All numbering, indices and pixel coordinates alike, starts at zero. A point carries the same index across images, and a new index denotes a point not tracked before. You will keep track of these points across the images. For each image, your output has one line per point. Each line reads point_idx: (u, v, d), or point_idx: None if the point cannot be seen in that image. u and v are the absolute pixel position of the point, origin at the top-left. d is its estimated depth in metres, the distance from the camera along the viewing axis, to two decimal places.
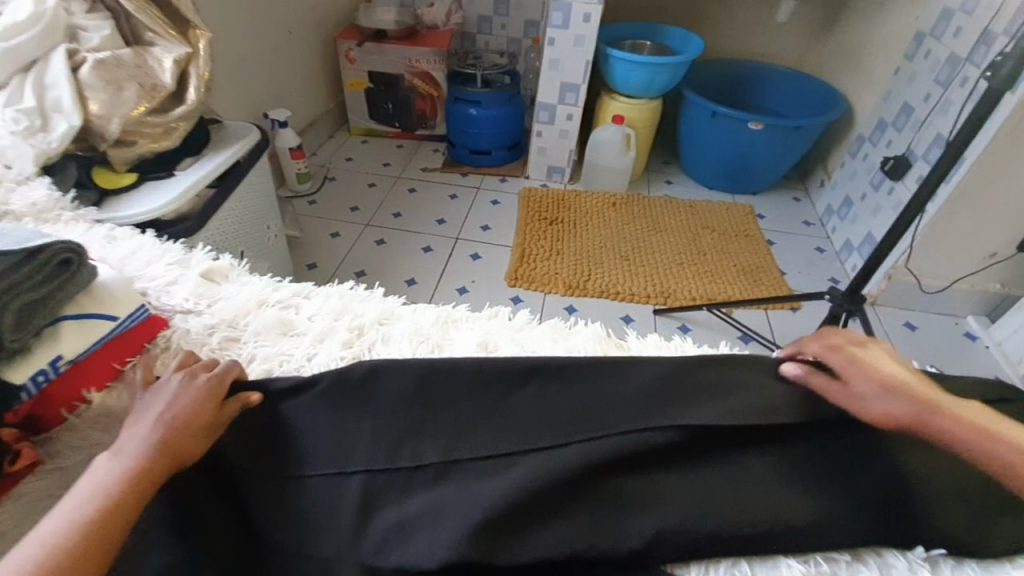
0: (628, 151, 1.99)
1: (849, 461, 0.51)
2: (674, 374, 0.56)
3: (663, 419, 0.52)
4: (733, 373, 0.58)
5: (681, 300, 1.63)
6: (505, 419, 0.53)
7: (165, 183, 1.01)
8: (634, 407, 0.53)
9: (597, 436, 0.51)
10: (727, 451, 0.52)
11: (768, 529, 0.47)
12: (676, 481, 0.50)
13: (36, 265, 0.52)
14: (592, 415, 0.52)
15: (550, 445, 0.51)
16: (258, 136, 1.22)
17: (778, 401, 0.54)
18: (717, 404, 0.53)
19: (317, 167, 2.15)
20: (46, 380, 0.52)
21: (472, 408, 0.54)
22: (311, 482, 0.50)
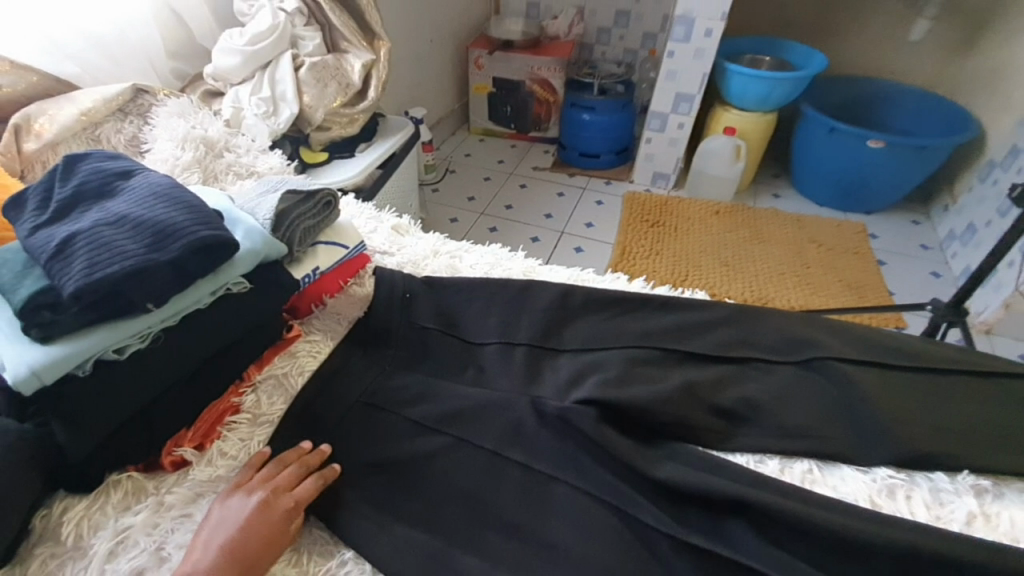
0: (738, 161, 2.04)
1: (899, 402, 0.65)
2: (754, 326, 0.73)
3: (741, 354, 0.70)
4: (808, 334, 0.72)
5: (780, 306, 1.67)
6: (625, 343, 0.71)
7: (348, 162, 1.28)
8: (719, 345, 0.71)
9: (691, 360, 0.70)
10: (798, 383, 0.67)
11: (827, 438, 0.63)
12: (760, 397, 0.65)
13: (312, 202, 0.73)
14: (687, 343, 0.71)
15: (657, 362, 0.69)
16: (413, 128, 1.46)
17: (839, 355, 0.69)
18: (783, 348, 0.70)
19: (441, 160, 2.41)
20: (309, 281, 0.72)
21: (597, 334, 0.73)
22: (486, 368, 0.70)
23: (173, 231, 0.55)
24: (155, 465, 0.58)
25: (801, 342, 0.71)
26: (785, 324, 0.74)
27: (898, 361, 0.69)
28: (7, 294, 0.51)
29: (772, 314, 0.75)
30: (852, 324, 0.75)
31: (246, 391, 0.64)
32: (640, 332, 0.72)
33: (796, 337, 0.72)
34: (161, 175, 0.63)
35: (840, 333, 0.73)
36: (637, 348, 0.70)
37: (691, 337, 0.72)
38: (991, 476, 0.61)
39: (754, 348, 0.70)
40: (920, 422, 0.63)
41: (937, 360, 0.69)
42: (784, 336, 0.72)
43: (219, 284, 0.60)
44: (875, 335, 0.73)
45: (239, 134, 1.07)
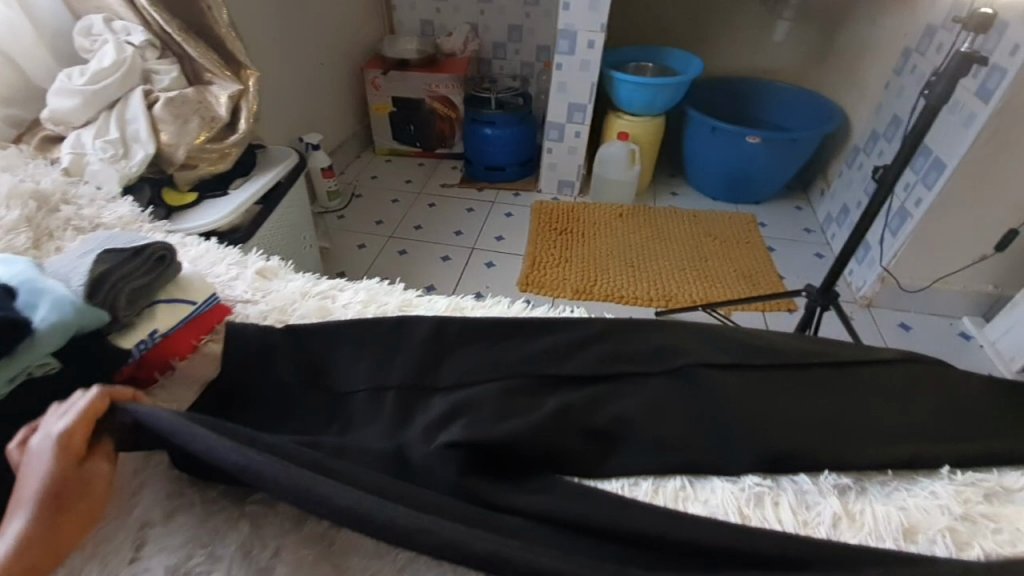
0: (634, 165, 2.12)
1: (759, 405, 0.66)
2: (625, 340, 0.74)
3: (613, 373, 0.70)
4: (675, 344, 0.74)
5: (683, 300, 1.74)
6: (498, 372, 0.70)
7: (221, 200, 1.19)
8: (591, 364, 0.71)
9: (563, 383, 0.69)
10: (667, 396, 0.67)
11: (694, 450, 0.62)
12: (629, 417, 0.65)
13: (141, 259, 0.68)
14: (560, 367, 0.70)
15: (530, 392, 0.68)
16: (296, 158, 1.39)
17: (704, 360, 0.71)
18: (652, 361, 0.71)
19: (346, 184, 2.34)
20: (145, 347, 0.66)
21: (471, 365, 0.71)
22: (353, 419, 0.66)
23: None
24: None
25: (669, 351, 0.72)
26: (654, 334, 0.76)
27: (759, 363, 0.71)
28: None
29: (644, 326, 0.77)
30: (717, 326, 0.79)
31: None
32: (515, 359, 0.71)
33: (666, 346, 0.73)
34: None
35: (707, 339, 0.75)
36: (513, 378, 0.69)
37: (563, 360, 0.71)
38: (853, 472, 0.61)
39: (628, 361, 0.71)
40: (778, 423, 0.64)
41: (795, 357, 0.72)
42: (653, 349, 0.73)
43: (17, 370, 0.54)
44: (739, 336, 0.76)
45: (82, 182, 0.98)
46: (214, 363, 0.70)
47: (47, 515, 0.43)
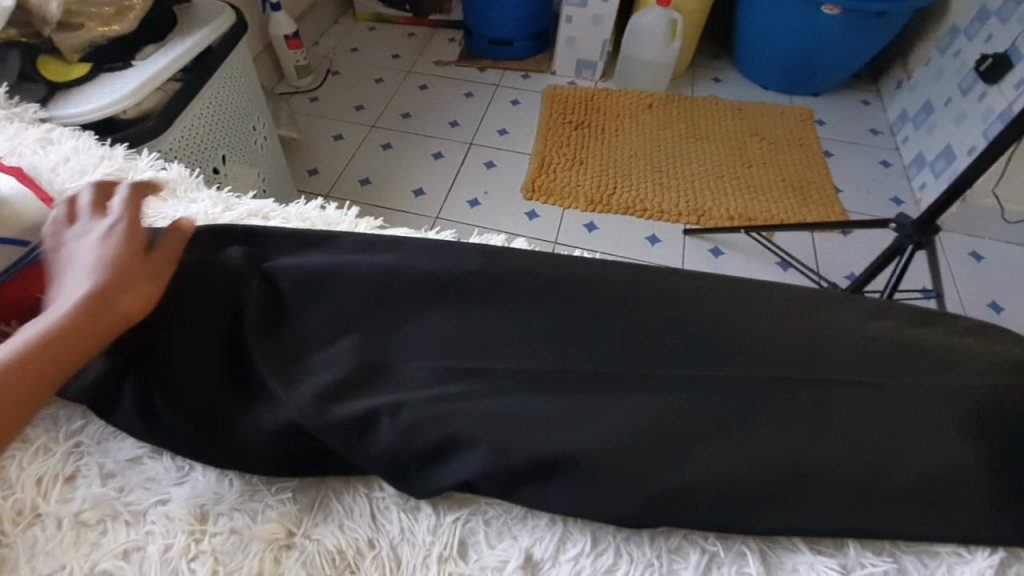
0: (673, 41, 1.70)
1: (869, 435, 0.44)
2: (670, 311, 0.51)
3: (647, 368, 0.47)
4: (740, 318, 0.50)
5: (720, 217, 1.46)
6: (485, 362, 0.47)
7: (124, 74, 0.88)
8: (618, 352, 0.48)
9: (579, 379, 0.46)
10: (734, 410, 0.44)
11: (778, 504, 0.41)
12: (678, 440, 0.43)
13: None
14: (571, 349, 0.48)
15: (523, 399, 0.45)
16: (232, 18, 1.04)
17: (785, 351, 0.48)
18: (710, 346, 0.48)
19: (320, 59, 1.93)
20: None
21: (444, 346, 0.48)
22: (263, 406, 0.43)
23: None
24: None
25: (730, 344, 0.49)
26: (716, 309, 0.51)
27: (851, 357, 0.48)
28: None
29: (701, 296, 0.52)
30: (802, 295, 0.54)
31: None
32: (509, 342, 0.48)
33: (726, 329, 0.50)
34: None
35: (783, 323, 0.51)
36: (501, 374, 0.46)
37: (577, 345, 0.48)
38: (1000, 545, 0.41)
39: (675, 353, 0.48)
40: (903, 469, 0.42)
41: (905, 350, 0.49)
42: (709, 325, 0.50)
43: None
44: (831, 319, 0.52)
45: None
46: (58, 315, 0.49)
47: (81, 310, 0.40)
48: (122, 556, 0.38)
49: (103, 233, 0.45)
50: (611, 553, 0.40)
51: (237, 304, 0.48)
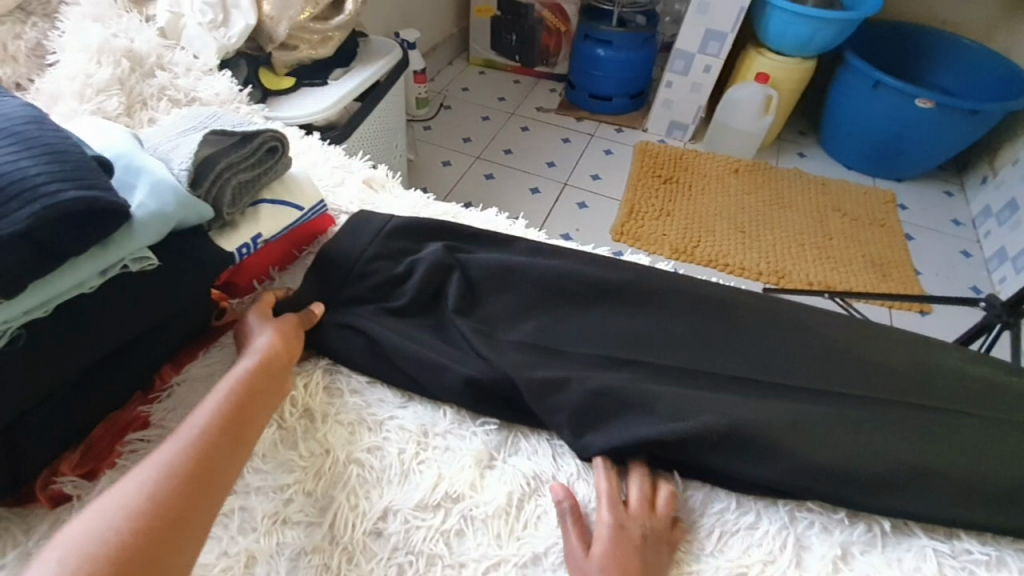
0: (766, 115, 1.83)
1: (977, 450, 0.51)
2: (802, 335, 0.59)
3: (781, 376, 0.56)
4: (863, 348, 0.58)
5: (798, 280, 1.54)
6: (647, 355, 0.57)
7: (320, 91, 1.07)
8: (757, 362, 0.57)
9: (724, 375, 0.56)
10: (858, 417, 0.53)
11: (901, 493, 0.48)
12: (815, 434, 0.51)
13: (249, 150, 0.55)
14: (716, 353, 0.57)
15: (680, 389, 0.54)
16: (401, 54, 1.23)
17: (904, 380, 0.56)
18: (839, 368, 0.57)
19: (435, 93, 2.14)
20: (247, 253, 0.56)
21: (611, 338, 0.58)
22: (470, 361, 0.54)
23: (27, 188, 0.38)
24: (25, 497, 0.44)
25: (849, 365, 0.57)
26: (839, 337, 0.60)
27: (957, 388, 0.56)
28: None
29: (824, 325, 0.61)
30: (917, 337, 0.61)
31: (160, 395, 0.49)
32: (663, 340, 0.58)
33: (847, 354, 0.58)
34: (27, 107, 0.44)
35: (895, 354, 0.58)
36: (659, 363, 0.56)
37: (721, 350, 0.58)
38: None
39: (802, 368, 0.57)
40: (1007, 476, 0.49)
41: (1008, 394, 0.56)
42: (835, 349, 0.58)
43: (112, 261, 0.44)
44: (941, 356, 0.59)
45: (178, 48, 0.86)
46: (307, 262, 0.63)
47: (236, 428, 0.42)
48: (368, 450, 0.49)
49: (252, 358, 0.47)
50: (753, 514, 0.48)
51: (448, 280, 0.60)
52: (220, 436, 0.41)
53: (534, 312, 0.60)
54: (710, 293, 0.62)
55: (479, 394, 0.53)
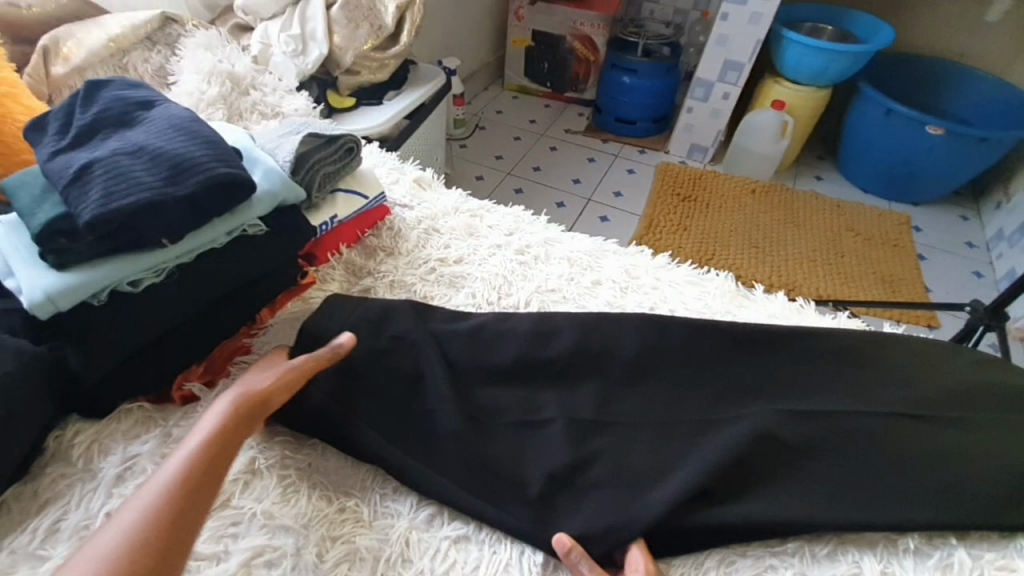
0: (782, 139, 1.94)
1: (925, 453, 0.56)
2: (771, 362, 0.63)
3: (745, 405, 0.59)
4: (825, 367, 0.62)
5: (808, 292, 1.62)
6: (631, 373, 0.62)
7: (376, 109, 1.25)
8: (724, 392, 0.60)
9: (691, 393, 0.61)
10: (818, 445, 0.56)
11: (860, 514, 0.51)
12: (773, 464, 0.55)
13: (336, 148, 0.73)
14: (687, 377, 0.62)
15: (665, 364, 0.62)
16: (445, 79, 1.41)
17: (862, 394, 0.60)
18: (799, 397, 0.60)
19: (472, 115, 2.32)
20: (326, 229, 0.72)
21: (602, 344, 0.63)
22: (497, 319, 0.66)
23: (190, 167, 0.54)
24: (163, 395, 0.59)
25: (799, 376, 0.62)
26: (798, 347, 0.64)
27: (902, 394, 0.61)
28: (25, 219, 0.51)
29: (790, 334, 0.65)
30: (881, 336, 0.66)
31: (257, 332, 0.65)
32: (640, 363, 0.62)
33: (799, 366, 0.63)
34: (182, 108, 0.60)
35: (846, 365, 0.63)
36: (625, 364, 0.62)
37: (688, 372, 0.62)
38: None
39: (754, 381, 0.61)
40: (950, 470, 0.54)
41: (961, 387, 0.62)
42: (797, 372, 0.62)
43: (235, 224, 0.59)
44: (895, 358, 0.64)
45: (266, 72, 1.05)
46: (370, 240, 0.78)
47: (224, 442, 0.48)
48: None
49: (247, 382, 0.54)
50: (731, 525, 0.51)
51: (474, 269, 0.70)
52: (181, 491, 0.43)
53: (550, 287, 0.73)
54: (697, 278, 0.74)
55: (467, 381, 0.61)
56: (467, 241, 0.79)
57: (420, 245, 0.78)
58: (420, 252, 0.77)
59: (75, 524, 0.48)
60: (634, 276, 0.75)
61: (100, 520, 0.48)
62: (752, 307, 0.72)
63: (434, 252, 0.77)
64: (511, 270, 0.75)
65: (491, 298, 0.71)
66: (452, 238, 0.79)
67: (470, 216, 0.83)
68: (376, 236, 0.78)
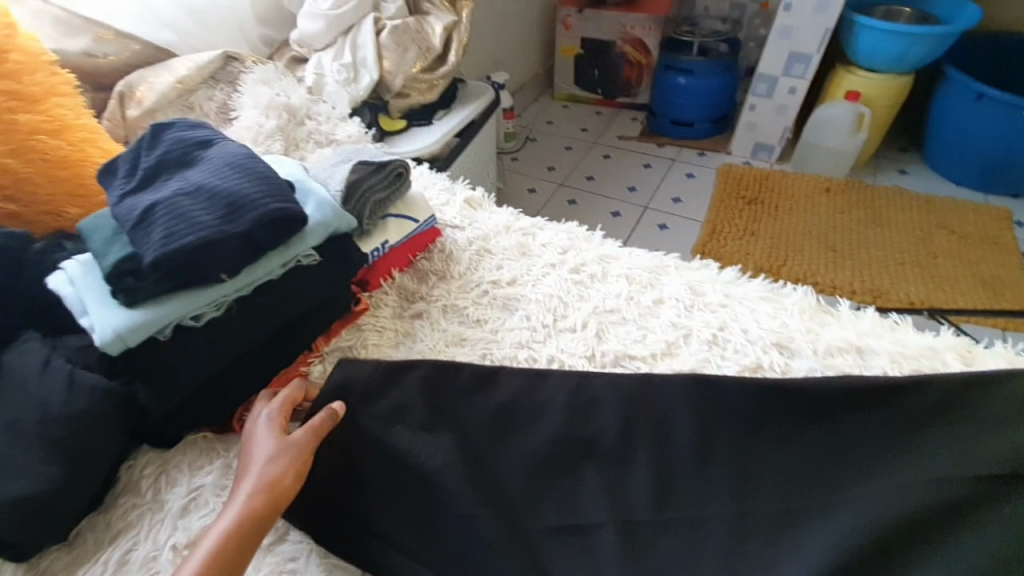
0: (858, 132, 1.79)
1: None
2: (868, 416, 0.54)
3: (838, 483, 0.51)
4: (939, 425, 0.53)
5: (897, 299, 1.46)
6: (705, 429, 0.55)
7: (426, 130, 1.27)
8: (812, 463, 0.53)
9: (775, 451, 0.53)
10: (930, 530, 0.47)
11: None
12: (882, 557, 0.47)
13: (385, 174, 0.72)
14: (767, 430, 0.54)
15: (741, 415, 0.55)
16: (492, 95, 1.42)
17: (987, 452, 0.50)
18: (904, 470, 0.51)
19: (522, 127, 2.31)
20: (378, 254, 0.72)
21: (670, 394, 0.57)
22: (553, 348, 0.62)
23: (246, 203, 0.55)
24: (225, 427, 0.59)
25: (890, 460, 0.52)
26: (887, 405, 0.54)
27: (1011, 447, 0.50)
28: (97, 259, 0.54)
29: (871, 405, 0.54)
30: (986, 374, 0.54)
31: (314, 360, 0.65)
32: (713, 423, 0.55)
33: (888, 447, 0.52)
34: (238, 145, 0.61)
35: (942, 428, 0.53)
36: (676, 440, 0.55)
37: (768, 430, 0.54)
38: None
39: (836, 474, 0.52)
40: None
41: None
42: (898, 426, 0.53)
43: (290, 256, 0.59)
44: (1002, 405, 0.53)
45: (321, 101, 1.07)
46: (422, 263, 0.77)
47: (255, 525, 0.45)
48: None
49: (274, 446, 0.50)
50: None
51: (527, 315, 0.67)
52: None
53: (607, 308, 0.69)
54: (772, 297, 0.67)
55: (519, 431, 0.56)
56: (521, 261, 0.76)
57: (472, 268, 0.76)
58: (473, 275, 0.75)
59: (144, 555, 0.50)
60: (700, 293, 0.69)
61: (166, 552, 0.49)
62: (837, 323, 0.65)
63: (486, 275, 0.74)
64: (567, 290, 0.71)
65: (546, 321, 0.68)
66: (504, 259, 0.77)
67: (521, 236, 0.80)
68: (428, 259, 0.77)
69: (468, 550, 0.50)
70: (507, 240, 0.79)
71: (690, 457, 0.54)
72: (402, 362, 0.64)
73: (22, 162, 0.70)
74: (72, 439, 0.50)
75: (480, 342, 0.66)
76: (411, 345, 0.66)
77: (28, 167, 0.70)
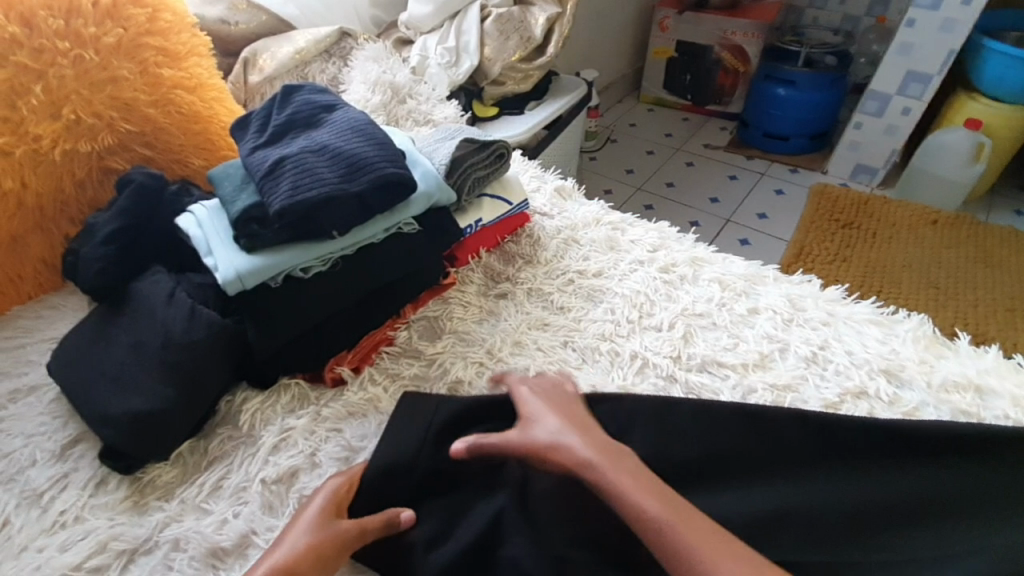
0: (977, 163, 1.64)
1: None
2: (997, 466, 0.49)
3: (953, 529, 0.47)
4: None
5: (1005, 347, 1.33)
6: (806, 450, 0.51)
7: (517, 119, 1.28)
8: (926, 506, 0.47)
9: (885, 484, 0.49)
10: None
11: None
12: None
13: (487, 153, 0.74)
14: (876, 461, 0.50)
15: (850, 441, 0.50)
16: (585, 90, 1.41)
17: None
18: None
19: (604, 127, 2.27)
20: (471, 231, 0.73)
21: (768, 407, 0.53)
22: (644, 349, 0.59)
23: (365, 166, 0.58)
24: (316, 376, 0.62)
25: (995, 517, 0.47)
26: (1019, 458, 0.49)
27: None
28: (227, 204, 0.58)
29: (1000, 455, 0.49)
30: None
31: (401, 326, 0.67)
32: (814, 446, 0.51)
33: (1003, 501, 0.47)
34: (360, 111, 0.65)
35: None
36: (766, 466, 0.51)
37: (878, 462, 0.50)
38: None
39: (942, 529, 0.47)
40: None
41: None
42: None
43: (393, 223, 0.62)
44: None
45: (422, 82, 1.10)
46: (509, 246, 0.78)
47: None
48: None
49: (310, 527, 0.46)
50: None
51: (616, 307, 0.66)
52: None
53: (697, 312, 0.66)
54: (880, 322, 0.63)
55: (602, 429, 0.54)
56: (609, 254, 0.75)
57: (558, 255, 0.76)
58: (560, 263, 0.74)
59: (236, 484, 0.53)
60: (800, 308, 0.66)
61: (256, 484, 0.53)
62: (955, 358, 0.59)
63: (572, 264, 0.74)
64: (655, 288, 0.70)
65: (632, 316, 0.67)
66: (592, 251, 0.76)
67: (610, 229, 0.79)
68: (516, 243, 0.78)
69: (537, 524, 0.49)
70: (596, 232, 0.79)
71: (788, 479, 0.50)
72: (485, 338, 0.65)
73: (161, 112, 0.76)
74: (187, 367, 0.55)
75: (563, 328, 0.66)
76: (495, 323, 0.67)
77: (165, 118, 0.77)
